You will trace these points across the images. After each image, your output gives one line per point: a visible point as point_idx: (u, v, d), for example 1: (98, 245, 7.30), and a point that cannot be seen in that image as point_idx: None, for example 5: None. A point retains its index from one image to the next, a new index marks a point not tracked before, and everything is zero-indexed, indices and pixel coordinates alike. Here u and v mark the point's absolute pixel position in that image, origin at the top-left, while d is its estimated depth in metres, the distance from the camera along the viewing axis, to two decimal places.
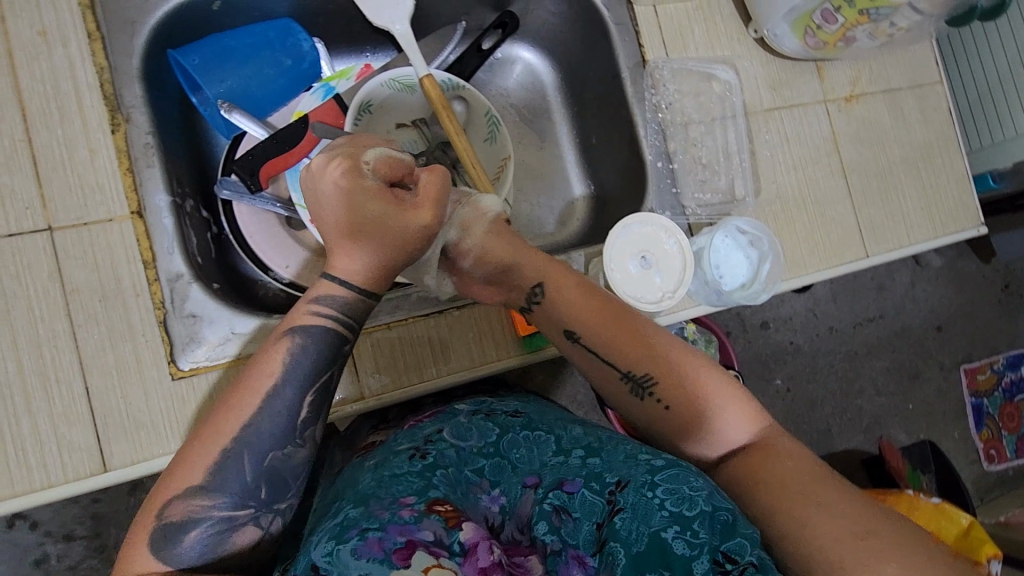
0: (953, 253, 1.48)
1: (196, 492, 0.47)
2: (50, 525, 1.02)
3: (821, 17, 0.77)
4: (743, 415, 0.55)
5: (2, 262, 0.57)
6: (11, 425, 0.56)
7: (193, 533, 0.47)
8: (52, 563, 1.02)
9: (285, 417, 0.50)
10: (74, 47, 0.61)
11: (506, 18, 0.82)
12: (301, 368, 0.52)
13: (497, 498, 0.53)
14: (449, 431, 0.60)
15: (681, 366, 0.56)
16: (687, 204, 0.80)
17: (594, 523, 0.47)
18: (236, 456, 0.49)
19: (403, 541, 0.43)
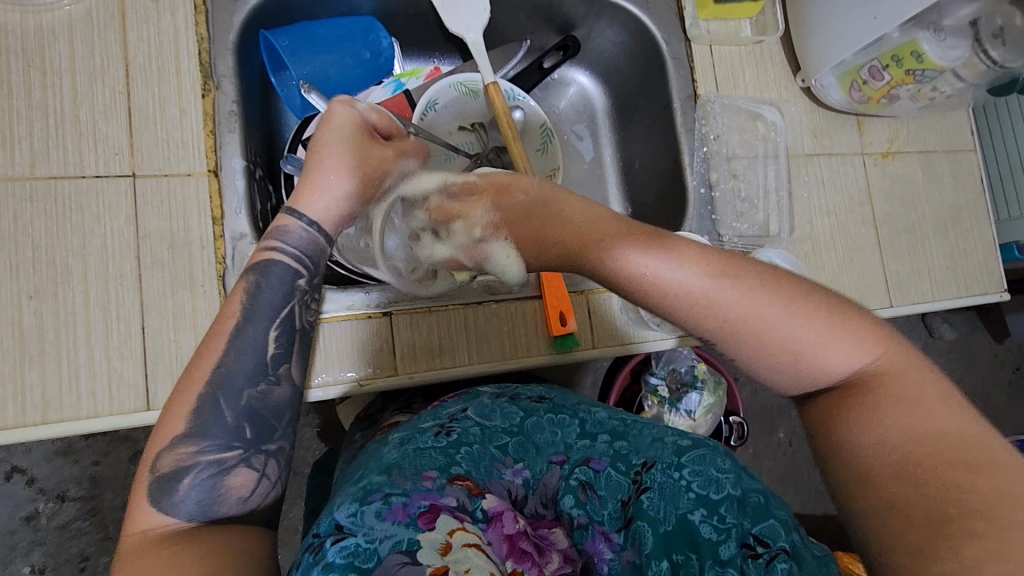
0: (967, 327, 1.49)
1: (183, 439, 0.48)
2: (47, 482, 1.03)
3: (868, 73, 0.81)
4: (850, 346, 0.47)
5: (86, 200, 0.61)
6: (69, 354, 0.59)
7: (186, 480, 0.47)
8: (43, 520, 1.03)
9: (254, 353, 0.52)
10: (180, 15, 0.66)
11: (569, 41, 0.86)
12: (265, 302, 0.54)
13: (520, 472, 0.53)
14: (473, 410, 0.61)
15: (777, 318, 0.47)
16: (724, 232, 0.84)
17: (619, 500, 0.51)
18: (211, 398, 0.49)
19: (427, 506, 0.44)
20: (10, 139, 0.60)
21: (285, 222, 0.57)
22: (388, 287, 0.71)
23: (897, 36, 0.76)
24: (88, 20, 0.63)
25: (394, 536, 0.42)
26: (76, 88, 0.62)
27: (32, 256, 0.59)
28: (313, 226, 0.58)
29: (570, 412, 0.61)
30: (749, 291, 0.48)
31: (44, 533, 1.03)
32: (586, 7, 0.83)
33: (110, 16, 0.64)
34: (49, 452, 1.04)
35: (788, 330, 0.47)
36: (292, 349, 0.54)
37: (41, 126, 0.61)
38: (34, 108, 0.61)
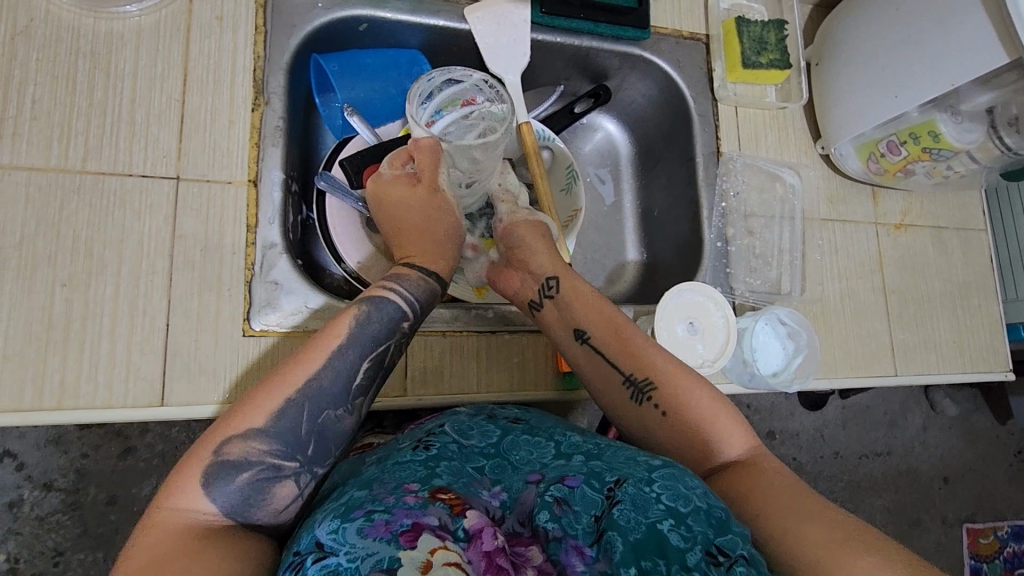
0: (970, 406, 1.49)
1: (257, 436, 0.51)
2: (34, 470, 1.03)
3: (885, 147, 0.84)
4: (734, 434, 0.60)
5: (130, 197, 0.63)
6: (92, 344, 0.60)
7: (244, 475, 0.50)
8: (24, 508, 1.03)
9: (346, 378, 0.56)
10: (241, 34, 0.70)
11: (600, 90, 0.89)
12: (367, 336, 0.58)
13: (498, 494, 0.54)
14: (450, 426, 0.64)
15: (684, 374, 0.63)
16: (736, 286, 0.86)
17: (593, 515, 0.50)
18: (297, 406, 0.53)
19: (409, 524, 0.45)
20: (66, 132, 0.63)
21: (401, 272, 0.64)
22: None
23: (916, 115, 0.79)
24: (154, 30, 0.67)
25: (375, 554, 0.43)
26: (135, 91, 0.66)
27: (69, 245, 0.61)
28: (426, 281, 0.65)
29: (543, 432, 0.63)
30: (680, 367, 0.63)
31: (23, 523, 1.02)
32: (620, 59, 0.88)
33: (176, 29, 0.68)
34: (42, 440, 1.04)
35: (681, 398, 0.62)
36: (373, 384, 0.59)
37: (97, 124, 0.64)
38: (92, 105, 0.64)
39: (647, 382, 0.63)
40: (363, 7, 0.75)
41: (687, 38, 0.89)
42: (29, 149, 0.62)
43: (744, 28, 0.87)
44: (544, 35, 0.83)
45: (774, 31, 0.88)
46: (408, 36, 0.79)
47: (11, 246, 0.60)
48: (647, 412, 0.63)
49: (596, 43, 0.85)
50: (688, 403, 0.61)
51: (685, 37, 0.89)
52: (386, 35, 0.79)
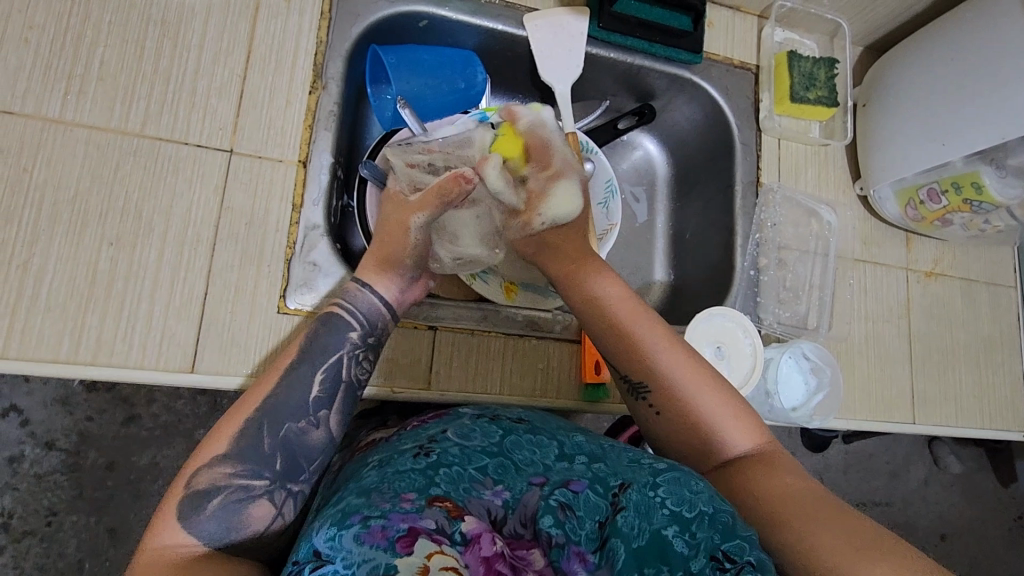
0: (974, 465, 1.47)
1: (222, 460, 0.52)
2: (38, 428, 1.04)
3: (926, 194, 0.84)
4: (741, 429, 0.59)
5: (182, 165, 0.64)
6: (132, 304, 0.61)
7: (215, 501, 0.50)
8: (24, 464, 1.03)
9: (303, 393, 0.57)
10: (307, 18, 0.71)
11: (645, 109, 0.90)
12: (320, 350, 0.59)
13: (500, 493, 0.52)
14: (453, 431, 0.60)
15: (680, 374, 0.61)
16: (765, 316, 0.85)
17: (596, 521, 0.49)
18: (255, 425, 0.54)
19: (405, 530, 0.45)
20: (129, 96, 0.63)
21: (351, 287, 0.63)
22: (438, 303, 0.72)
23: (961, 166, 0.79)
24: (225, 6, 0.68)
25: (371, 562, 0.43)
26: (199, 62, 0.66)
27: (119, 206, 0.62)
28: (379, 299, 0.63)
29: (547, 435, 0.62)
30: (677, 368, 0.62)
31: (21, 479, 1.03)
32: (669, 81, 0.89)
33: (245, 7, 0.69)
34: (50, 398, 1.05)
35: (678, 398, 0.61)
36: (336, 399, 0.59)
37: (160, 90, 0.64)
38: (157, 72, 0.65)
39: (644, 384, 0.62)
40: (426, 4, 0.76)
41: (738, 67, 0.90)
42: (93, 108, 0.62)
43: (796, 62, 0.88)
44: (599, 49, 0.84)
45: (824, 69, 0.89)
46: (465, 37, 0.81)
47: (64, 201, 0.60)
48: (647, 413, 0.63)
49: (648, 63, 0.86)
50: (685, 405, 0.60)
51: (736, 65, 0.90)
52: (445, 34, 0.80)
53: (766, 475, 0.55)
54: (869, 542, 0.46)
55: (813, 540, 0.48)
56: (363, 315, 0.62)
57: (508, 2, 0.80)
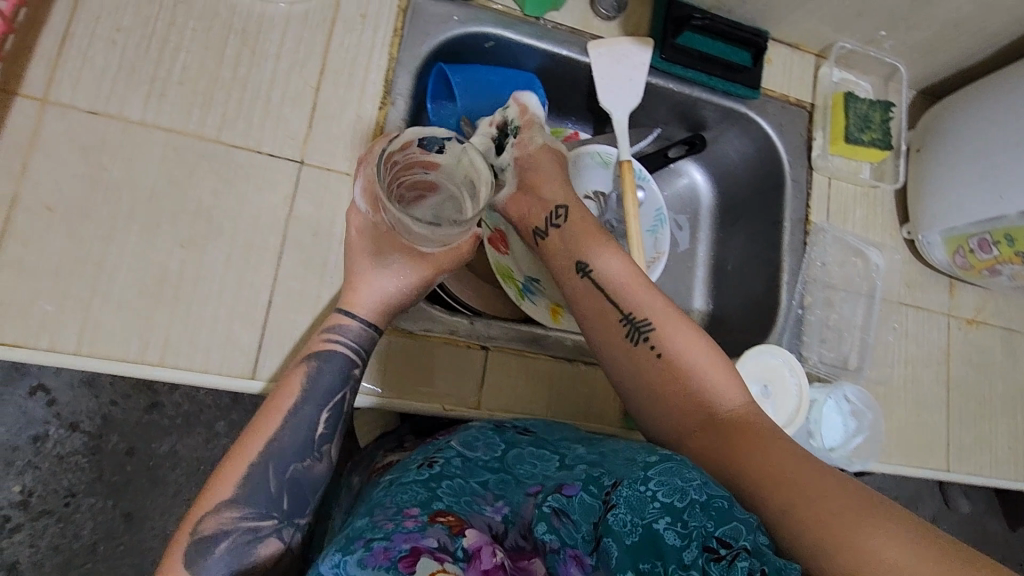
0: (982, 509, 1.45)
1: (228, 505, 0.52)
2: (64, 409, 0.99)
3: (976, 243, 0.84)
4: (731, 384, 0.60)
5: (254, 173, 0.65)
6: (197, 306, 0.62)
7: (224, 545, 0.51)
8: (47, 444, 0.98)
9: (305, 431, 0.57)
10: (380, 35, 0.72)
11: (696, 140, 0.91)
12: (320, 390, 0.59)
13: (500, 509, 0.54)
14: (457, 440, 0.62)
15: (677, 320, 0.63)
16: (809, 355, 0.86)
17: (591, 522, 0.49)
18: (263, 467, 0.54)
19: (408, 549, 0.44)
20: (207, 101, 0.65)
21: (342, 321, 0.62)
22: (491, 322, 0.73)
23: (1015, 219, 0.78)
24: (304, 19, 0.69)
25: None
26: (276, 73, 0.67)
27: (191, 209, 0.63)
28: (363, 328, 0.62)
29: (549, 446, 0.62)
30: (676, 313, 0.64)
31: (44, 459, 0.98)
32: (722, 114, 0.89)
33: (323, 20, 0.70)
34: (76, 378, 1.00)
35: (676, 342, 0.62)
36: (337, 430, 0.59)
37: (237, 97, 0.66)
38: (235, 79, 0.66)
39: (646, 323, 0.63)
40: (493, 26, 0.77)
41: (792, 104, 0.91)
42: (172, 110, 0.63)
43: (852, 104, 0.88)
44: (658, 79, 0.84)
45: (880, 111, 0.89)
46: (528, 60, 0.82)
47: (142, 201, 0.62)
48: (644, 355, 0.63)
49: (706, 95, 0.86)
50: (682, 350, 0.62)
51: (791, 102, 0.91)
52: (509, 55, 0.81)
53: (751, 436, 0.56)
54: (869, 510, 0.46)
55: (820, 511, 0.47)
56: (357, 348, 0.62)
57: (573, 28, 0.81)
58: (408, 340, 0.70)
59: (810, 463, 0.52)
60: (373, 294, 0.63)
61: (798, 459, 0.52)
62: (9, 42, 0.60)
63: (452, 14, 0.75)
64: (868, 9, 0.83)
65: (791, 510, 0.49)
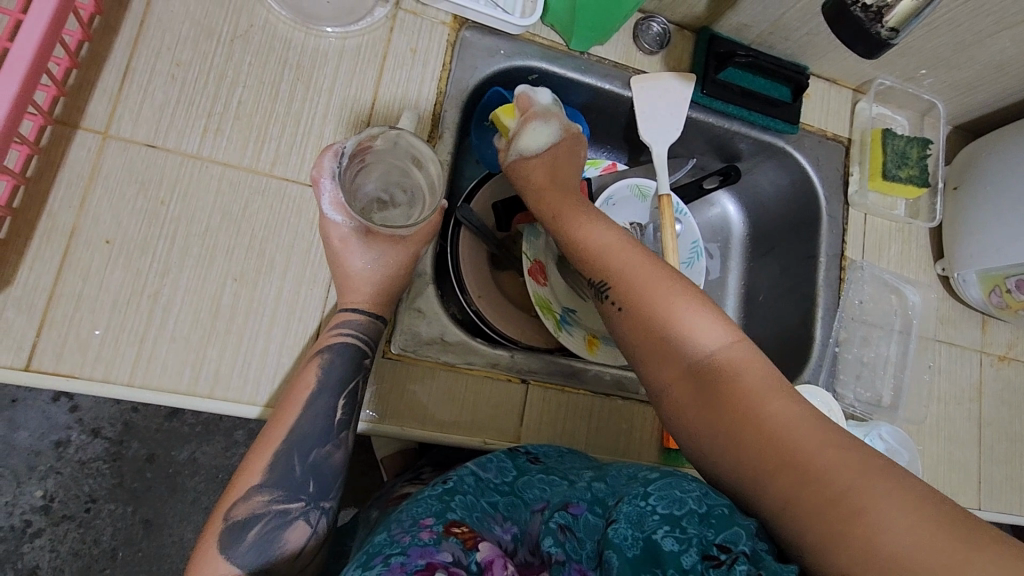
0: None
1: (258, 489, 0.54)
2: (86, 415, 1.00)
3: (1014, 284, 0.84)
4: (708, 325, 0.54)
5: (306, 208, 0.66)
6: (249, 340, 0.63)
7: (255, 530, 0.53)
8: (69, 450, 0.99)
9: (324, 418, 0.59)
10: (429, 69, 0.73)
11: (730, 170, 0.89)
12: (333, 376, 0.60)
13: (509, 528, 0.54)
14: (472, 461, 0.62)
15: (633, 271, 0.59)
16: (844, 392, 0.86)
17: (595, 540, 0.51)
18: (287, 455, 0.56)
19: (423, 564, 0.44)
20: (262, 136, 0.65)
21: (342, 317, 0.63)
22: (530, 355, 0.74)
23: None
24: (356, 53, 0.70)
25: None
26: (328, 107, 0.68)
27: (245, 243, 0.64)
28: (363, 316, 0.63)
29: (559, 471, 0.61)
30: (631, 263, 0.60)
31: (65, 464, 0.99)
32: (759, 147, 0.89)
33: (375, 54, 0.71)
34: None
35: (635, 294, 0.58)
36: (354, 414, 0.61)
37: (290, 131, 0.66)
38: (289, 114, 0.67)
39: (604, 281, 0.61)
40: (539, 60, 0.77)
41: (830, 138, 0.91)
42: (227, 144, 0.64)
43: (890, 140, 0.88)
44: (699, 113, 0.85)
45: (918, 148, 0.89)
46: (571, 92, 0.82)
47: (196, 236, 0.63)
48: (610, 313, 0.60)
49: (745, 130, 0.86)
50: (641, 299, 0.58)
51: (829, 137, 0.91)
52: (554, 86, 0.81)
53: (743, 396, 0.50)
54: (873, 485, 0.41)
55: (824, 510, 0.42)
56: (362, 333, 0.63)
57: (617, 63, 0.82)
58: (451, 374, 0.70)
59: (819, 431, 0.46)
60: (373, 285, 0.64)
61: (803, 430, 0.47)
62: (72, 76, 0.61)
63: (499, 47, 0.75)
64: (910, 49, 0.83)
65: (796, 501, 0.44)
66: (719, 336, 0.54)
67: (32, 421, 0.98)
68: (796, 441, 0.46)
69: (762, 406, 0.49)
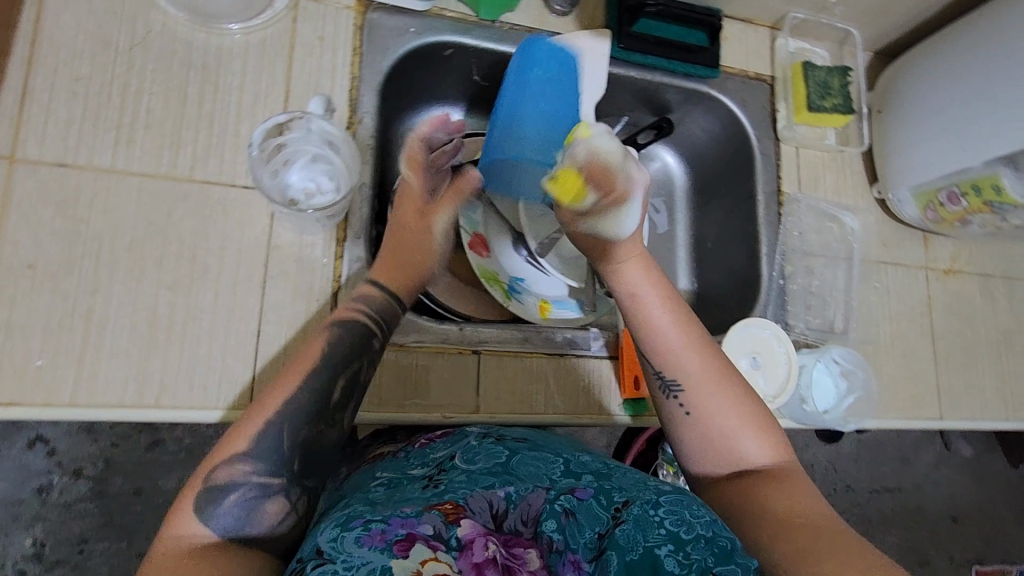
0: (982, 447, 1.45)
1: (242, 457, 0.51)
2: (64, 457, 0.98)
3: (946, 197, 0.86)
4: (764, 441, 0.56)
5: (231, 208, 0.65)
6: (192, 346, 0.62)
7: (232, 497, 0.50)
8: (52, 495, 0.97)
9: (321, 389, 0.56)
10: (340, 55, 0.72)
11: (664, 123, 0.90)
12: (337, 350, 0.59)
13: (504, 487, 0.54)
14: (459, 457, 0.61)
15: (707, 376, 0.59)
16: (795, 323, 0.88)
17: (596, 532, 0.50)
18: (274, 426, 0.53)
19: (403, 534, 0.46)
20: (176, 141, 0.65)
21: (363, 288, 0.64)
22: (481, 325, 0.74)
23: (980, 167, 0.80)
24: (262, 47, 0.69)
25: (368, 563, 0.43)
26: (242, 104, 0.68)
27: (173, 251, 0.63)
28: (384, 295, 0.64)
29: (549, 453, 0.62)
30: (709, 367, 0.59)
31: (49, 509, 0.97)
32: (685, 95, 0.90)
33: (281, 47, 0.70)
34: (74, 426, 0.99)
35: (707, 397, 0.58)
36: (355, 397, 0.59)
37: (205, 134, 0.66)
38: (201, 116, 0.66)
39: (675, 380, 0.60)
40: (452, 34, 0.77)
41: (753, 78, 0.92)
42: (141, 154, 0.64)
43: (810, 72, 0.90)
44: (620, 69, 0.85)
45: (838, 77, 0.91)
46: (492, 63, 0.82)
47: (122, 249, 0.62)
48: (672, 411, 0.59)
49: (667, 79, 0.87)
50: (712, 405, 0.57)
51: (752, 77, 0.92)
52: (472, 58, 0.81)
53: (774, 493, 0.52)
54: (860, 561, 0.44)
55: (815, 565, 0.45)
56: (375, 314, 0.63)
57: (530, 28, 0.82)
58: (403, 355, 0.70)
59: (838, 535, 0.47)
60: (403, 263, 0.68)
61: (821, 528, 0.48)
62: None
63: (408, 25, 0.75)
64: None
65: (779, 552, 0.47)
66: (767, 451, 0.56)
67: (8, 470, 0.96)
68: (808, 528, 0.48)
69: (783, 499, 0.52)
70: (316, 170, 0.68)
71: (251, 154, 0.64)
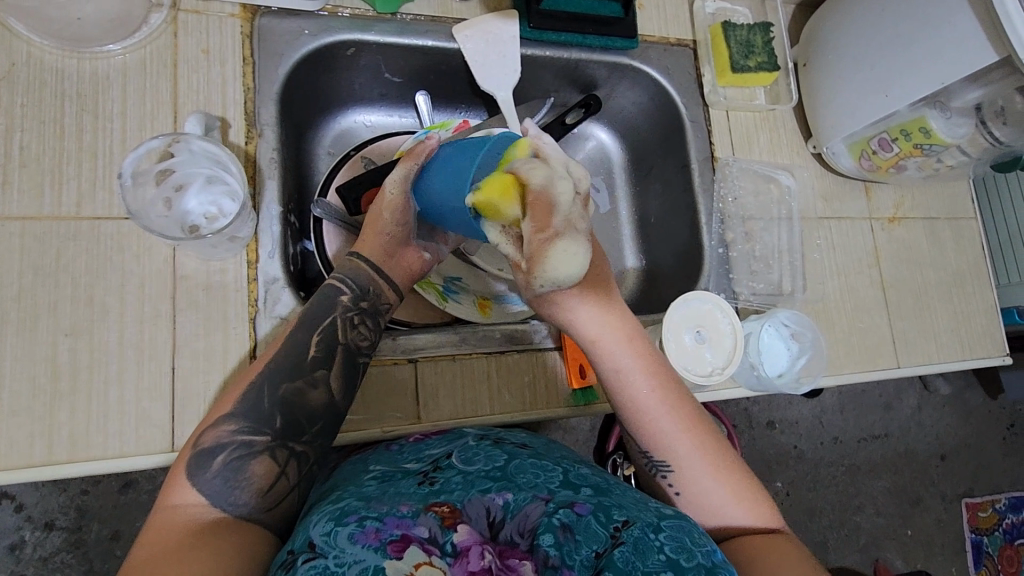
0: (962, 384, 1.45)
1: (226, 419, 0.54)
2: (33, 511, 0.94)
3: (877, 144, 0.84)
4: (749, 508, 0.57)
5: (127, 242, 0.62)
6: (100, 393, 0.59)
7: (220, 459, 0.52)
8: (25, 551, 0.93)
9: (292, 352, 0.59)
10: (228, 68, 0.68)
11: (591, 100, 0.86)
12: (314, 310, 0.61)
13: (503, 494, 0.52)
14: (457, 456, 0.59)
15: (694, 454, 0.58)
16: (739, 290, 0.86)
17: (593, 550, 0.47)
18: (257, 387, 0.56)
19: (399, 535, 0.45)
20: (58, 178, 0.61)
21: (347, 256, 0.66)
22: (414, 332, 0.71)
23: (906, 112, 0.79)
24: (142, 67, 0.65)
25: (362, 562, 0.43)
26: (127, 131, 0.64)
27: (70, 294, 0.60)
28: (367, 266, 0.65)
29: (551, 461, 0.59)
30: (696, 449, 0.58)
31: (26, 565, 0.93)
32: (608, 69, 0.87)
33: (164, 65, 0.66)
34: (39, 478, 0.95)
35: (694, 476, 0.58)
36: (335, 358, 0.60)
37: (88, 167, 0.62)
38: (83, 149, 0.62)
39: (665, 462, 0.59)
40: (351, 31, 0.73)
41: (674, 45, 0.89)
42: (22, 197, 0.60)
43: (731, 32, 0.88)
44: (534, 49, 0.82)
45: (760, 34, 0.89)
46: (399, 58, 0.78)
47: (10, 300, 0.58)
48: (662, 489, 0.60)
49: (585, 55, 0.84)
50: (697, 483, 0.58)
51: (673, 43, 0.89)
52: (375, 55, 0.77)
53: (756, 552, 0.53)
54: None
55: None
56: (354, 282, 0.64)
57: (434, 16, 0.78)
58: None
59: None
60: (381, 241, 0.66)
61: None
62: None
63: (303, 28, 0.71)
64: None
65: None
66: (756, 518, 0.57)
67: None
68: None
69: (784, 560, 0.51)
70: (213, 192, 0.67)
71: (126, 185, 0.60)
